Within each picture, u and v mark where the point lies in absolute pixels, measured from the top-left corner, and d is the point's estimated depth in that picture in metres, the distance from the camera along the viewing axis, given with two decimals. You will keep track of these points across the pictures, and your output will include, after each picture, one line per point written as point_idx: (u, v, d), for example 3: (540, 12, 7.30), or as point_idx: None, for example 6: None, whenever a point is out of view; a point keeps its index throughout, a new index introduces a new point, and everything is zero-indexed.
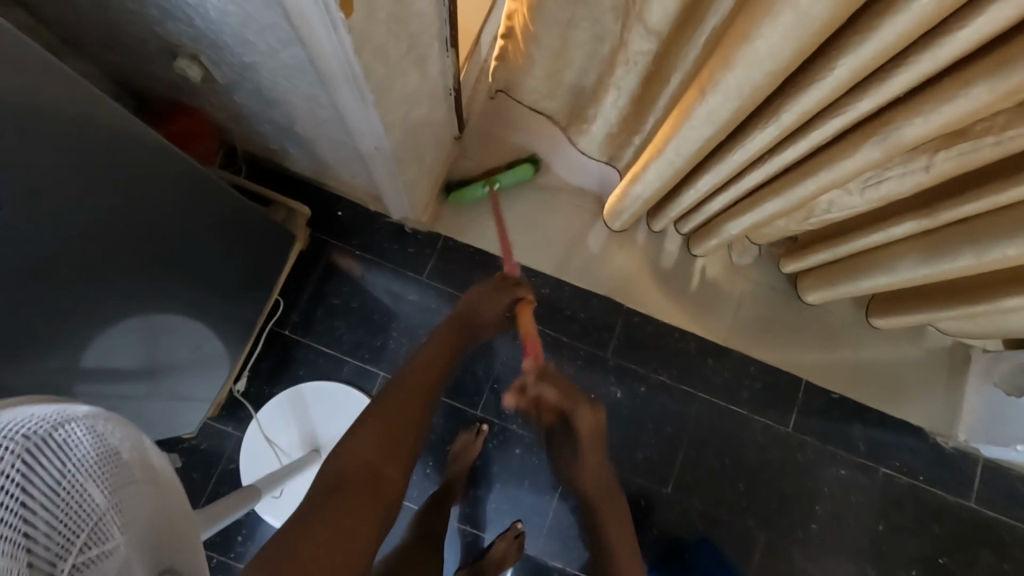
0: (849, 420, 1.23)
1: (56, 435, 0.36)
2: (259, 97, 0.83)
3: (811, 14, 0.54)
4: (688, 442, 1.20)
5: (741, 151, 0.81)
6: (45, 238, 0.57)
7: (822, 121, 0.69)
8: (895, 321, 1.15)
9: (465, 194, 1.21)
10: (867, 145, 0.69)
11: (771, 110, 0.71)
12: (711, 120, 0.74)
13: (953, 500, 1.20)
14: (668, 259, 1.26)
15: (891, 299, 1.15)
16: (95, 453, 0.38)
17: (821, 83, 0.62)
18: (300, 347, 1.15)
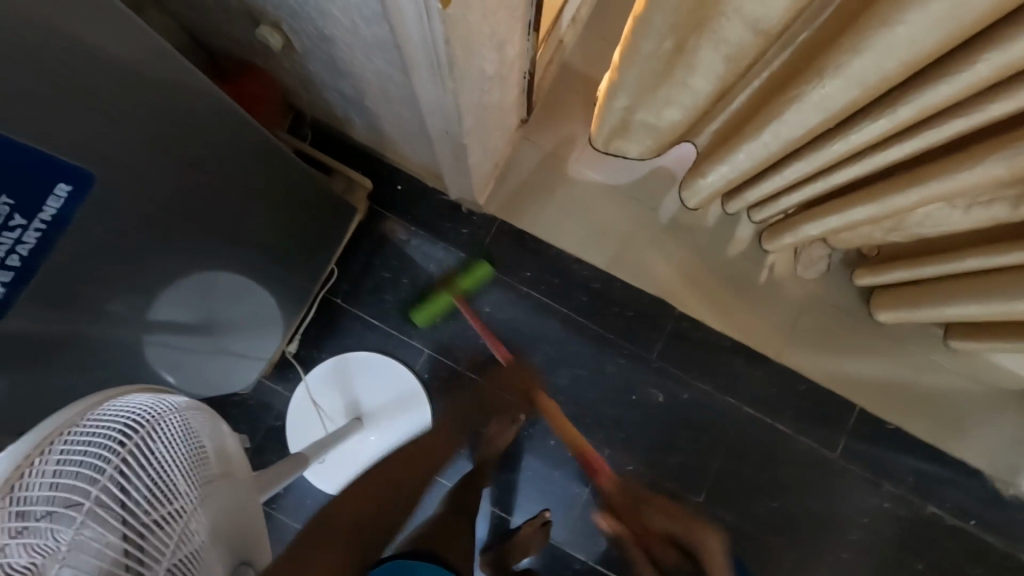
0: (900, 452, 1.17)
1: (156, 422, 0.42)
2: (335, 69, 0.83)
3: (968, 4, 0.48)
4: (725, 454, 1.17)
5: (842, 143, 0.75)
6: (133, 201, 0.58)
7: (946, 122, 0.63)
8: (975, 346, 1.08)
9: (432, 311, 1.15)
10: (993, 158, 0.63)
11: (888, 101, 0.65)
12: (823, 105, 0.69)
13: (1002, 548, 1.14)
14: (727, 265, 1.21)
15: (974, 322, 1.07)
16: (189, 441, 0.44)
17: (955, 77, 0.56)
18: (349, 316, 1.18)
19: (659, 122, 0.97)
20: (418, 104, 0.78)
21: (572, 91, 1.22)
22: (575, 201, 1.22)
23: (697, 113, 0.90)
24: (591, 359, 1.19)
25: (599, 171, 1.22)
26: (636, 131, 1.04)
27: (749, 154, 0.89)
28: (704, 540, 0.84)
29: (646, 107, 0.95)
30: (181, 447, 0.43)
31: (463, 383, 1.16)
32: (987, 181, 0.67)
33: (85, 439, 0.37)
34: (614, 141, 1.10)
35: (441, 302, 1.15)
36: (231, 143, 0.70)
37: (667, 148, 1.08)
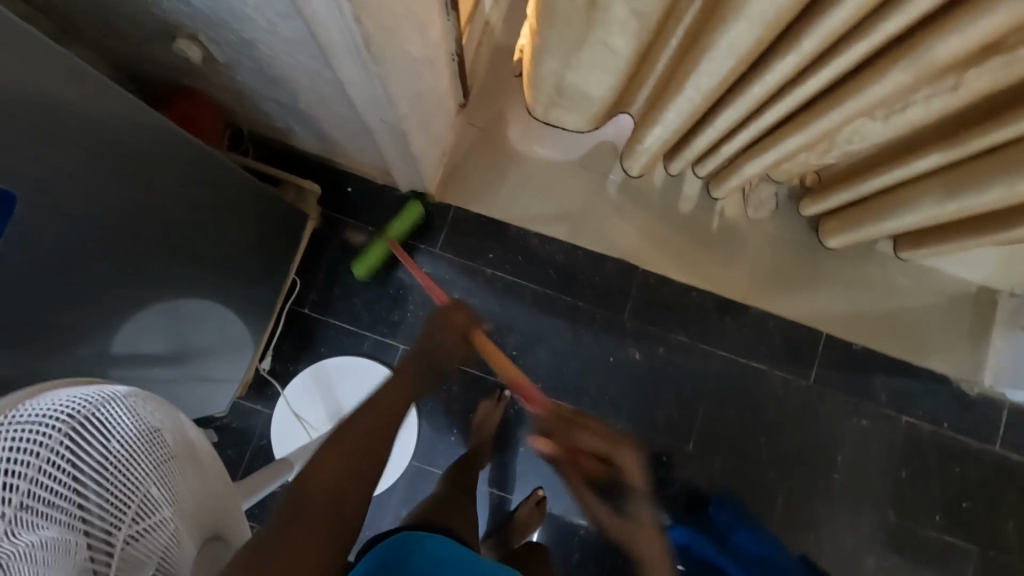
0: (871, 371, 1.22)
1: (100, 416, 0.39)
2: (261, 76, 0.83)
3: None
4: (708, 400, 1.20)
5: (760, 84, 0.78)
6: (70, 232, 0.57)
7: (848, 46, 0.67)
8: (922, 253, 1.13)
9: (370, 261, 1.13)
10: (898, 68, 0.67)
11: (793, 35, 0.68)
12: (733, 49, 0.72)
13: (977, 445, 1.20)
14: (682, 218, 1.25)
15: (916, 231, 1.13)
16: (133, 434, 0.42)
17: (845, 3, 0.59)
18: (320, 324, 1.17)
19: (591, 87, 1.00)
20: (349, 96, 0.78)
21: (507, 72, 1.23)
22: (526, 178, 1.23)
23: (623, 75, 0.93)
24: (565, 330, 1.20)
25: (546, 145, 1.23)
26: (572, 100, 1.06)
27: (678, 109, 0.91)
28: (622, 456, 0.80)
29: (577, 76, 0.97)
30: (132, 438, 0.41)
31: (444, 372, 1.17)
32: (897, 90, 0.71)
33: (26, 447, 0.34)
34: (552, 111, 1.14)
35: (379, 251, 1.13)
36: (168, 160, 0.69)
37: (605, 114, 1.11)
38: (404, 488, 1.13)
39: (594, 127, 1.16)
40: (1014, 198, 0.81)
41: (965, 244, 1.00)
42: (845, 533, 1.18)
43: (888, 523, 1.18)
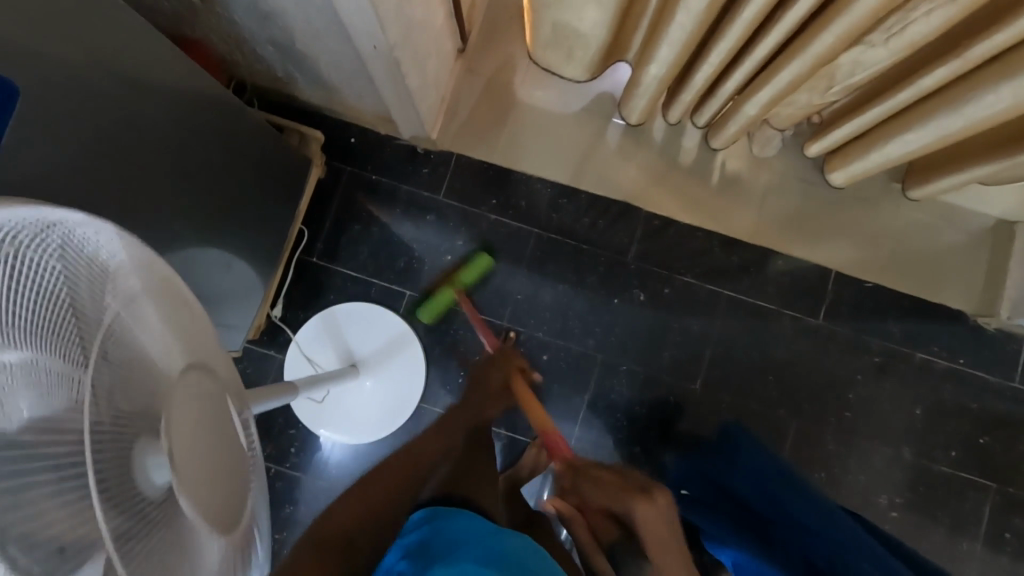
0: (884, 308, 1.20)
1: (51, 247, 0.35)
2: (257, 10, 0.84)
3: None
4: (715, 340, 1.20)
5: (751, 7, 0.77)
6: (77, 156, 0.60)
7: None
8: (931, 189, 1.11)
9: (436, 305, 1.15)
10: None
11: None
12: None
13: (995, 381, 1.18)
14: (686, 159, 1.23)
15: (926, 167, 1.11)
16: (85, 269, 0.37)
17: None
18: (328, 273, 1.20)
19: (583, 26, 0.99)
20: (341, 26, 0.79)
21: (504, 17, 1.23)
22: (527, 124, 1.23)
23: (616, 11, 0.91)
24: (568, 274, 1.21)
25: (546, 90, 1.23)
26: (568, 40, 1.06)
27: (672, 40, 0.90)
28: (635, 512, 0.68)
29: (569, 13, 0.96)
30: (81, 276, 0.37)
31: (450, 317, 1.19)
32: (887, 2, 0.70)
33: None
34: (550, 54, 1.13)
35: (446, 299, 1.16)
36: (167, 91, 0.71)
37: (601, 59, 1.10)
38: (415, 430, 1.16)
39: (590, 76, 1.17)
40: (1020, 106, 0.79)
41: (972, 174, 0.98)
42: (858, 470, 1.17)
43: (902, 460, 1.17)
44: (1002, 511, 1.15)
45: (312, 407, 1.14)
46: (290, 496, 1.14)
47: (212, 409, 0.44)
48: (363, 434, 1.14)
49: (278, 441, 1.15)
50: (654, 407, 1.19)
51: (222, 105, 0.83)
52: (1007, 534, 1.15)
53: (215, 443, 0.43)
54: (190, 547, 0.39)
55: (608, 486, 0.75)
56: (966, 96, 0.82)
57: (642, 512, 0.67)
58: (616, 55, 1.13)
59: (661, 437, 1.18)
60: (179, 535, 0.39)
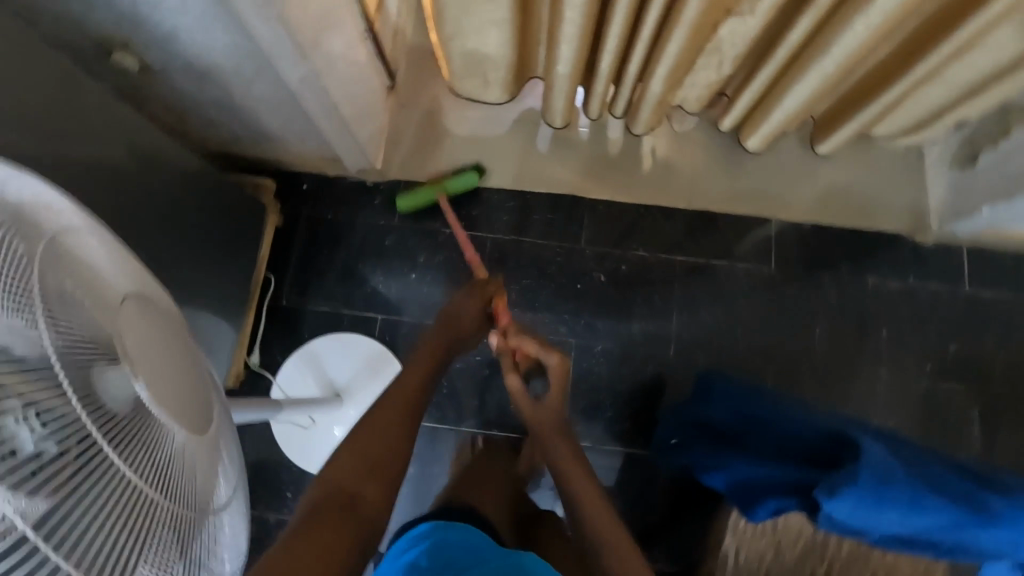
0: (827, 243, 1.27)
1: None
2: (191, 72, 0.92)
3: None
4: (679, 304, 1.25)
5: None
6: None
7: None
8: (835, 141, 1.21)
9: (415, 200, 1.24)
10: None
11: None
12: None
13: (946, 290, 1.24)
14: (615, 146, 1.33)
15: (826, 124, 1.21)
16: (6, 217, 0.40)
17: None
18: (299, 312, 1.23)
19: (489, 48, 1.09)
20: (269, 64, 0.86)
21: (424, 56, 1.34)
22: (463, 142, 1.32)
23: (513, 28, 1.01)
24: (529, 270, 1.26)
25: (475, 110, 1.33)
26: (481, 66, 1.16)
27: (569, 39, 1.00)
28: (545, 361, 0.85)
29: (474, 38, 1.06)
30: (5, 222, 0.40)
31: (424, 331, 1.22)
32: None
33: None
34: (467, 82, 1.24)
35: (427, 196, 1.24)
36: (112, 152, 0.77)
37: (515, 76, 1.20)
38: None
39: (508, 96, 1.28)
40: (876, 32, 0.89)
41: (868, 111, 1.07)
42: (843, 400, 1.20)
43: (881, 380, 1.20)
44: (987, 411, 1.18)
45: (302, 436, 1.15)
46: None
47: (162, 330, 0.47)
48: None
49: (274, 486, 1.14)
50: (636, 380, 1.21)
51: (168, 163, 0.89)
52: (1000, 433, 1.17)
53: (173, 359, 0.47)
54: (172, 450, 0.44)
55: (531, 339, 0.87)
56: (831, 38, 0.92)
57: (552, 357, 0.85)
58: (528, 68, 1.24)
59: (649, 406, 1.19)
60: (159, 442, 0.43)
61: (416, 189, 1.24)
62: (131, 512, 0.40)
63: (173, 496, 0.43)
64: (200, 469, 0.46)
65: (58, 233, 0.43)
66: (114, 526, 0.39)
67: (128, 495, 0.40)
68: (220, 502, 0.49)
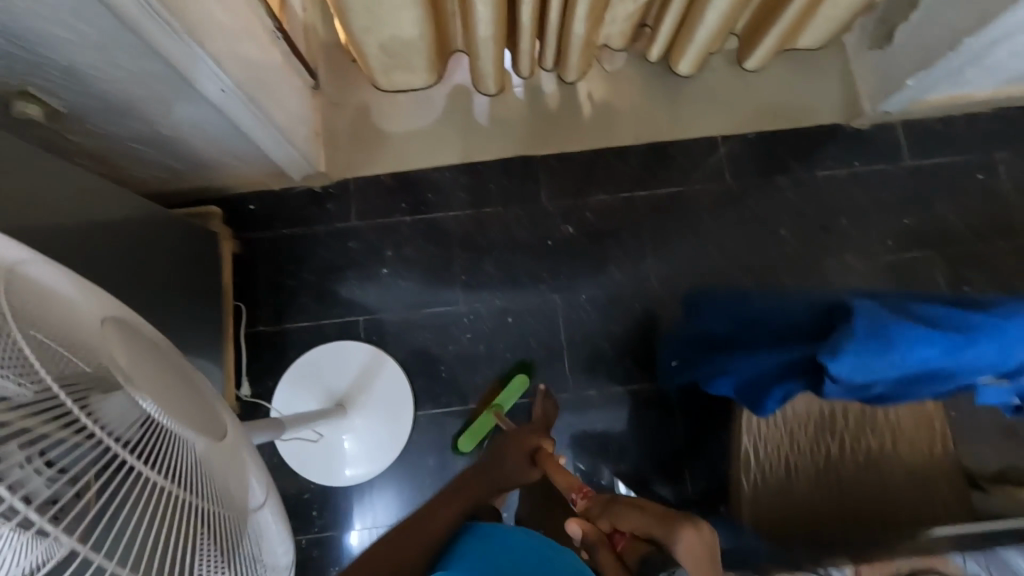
0: (773, 148, 1.31)
1: None
2: (104, 110, 0.87)
3: None
4: (650, 238, 1.27)
5: None
6: None
7: None
8: (761, 54, 1.24)
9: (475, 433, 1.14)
10: None
11: None
12: None
13: (890, 166, 1.29)
14: (552, 98, 1.32)
15: (750, 37, 1.24)
16: None
17: None
18: (280, 334, 1.20)
19: (407, 32, 1.05)
20: (184, 81, 0.81)
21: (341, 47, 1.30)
22: (402, 128, 1.29)
23: (424, 7, 0.98)
24: (498, 238, 1.26)
25: (407, 97, 1.30)
26: (401, 54, 1.12)
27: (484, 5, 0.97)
28: (677, 538, 0.66)
29: (388, 27, 1.03)
30: None
31: (410, 322, 1.21)
32: None
33: None
34: (395, 75, 1.20)
35: (484, 426, 1.14)
36: (49, 223, 0.72)
37: (437, 55, 1.17)
38: (421, 440, 1.16)
39: (435, 78, 1.25)
40: None
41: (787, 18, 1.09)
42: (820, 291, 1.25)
43: (851, 265, 1.26)
44: (951, 269, 1.25)
45: (312, 452, 1.14)
46: (332, 555, 1.12)
47: (144, 353, 0.44)
48: (376, 462, 1.14)
49: (299, 509, 1.14)
50: (625, 320, 1.23)
51: (108, 217, 0.84)
52: (966, 287, 1.24)
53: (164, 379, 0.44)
54: (192, 462, 0.42)
55: (642, 516, 0.72)
56: None
57: (684, 537, 0.65)
58: (448, 44, 1.21)
59: (643, 341, 1.22)
60: (181, 453, 0.42)
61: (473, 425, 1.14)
62: (167, 528, 0.40)
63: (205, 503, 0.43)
64: (226, 475, 0.45)
65: (9, 271, 0.39)
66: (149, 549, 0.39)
67: (161, 511, 0.40)
68: (256, 502, 0.48)
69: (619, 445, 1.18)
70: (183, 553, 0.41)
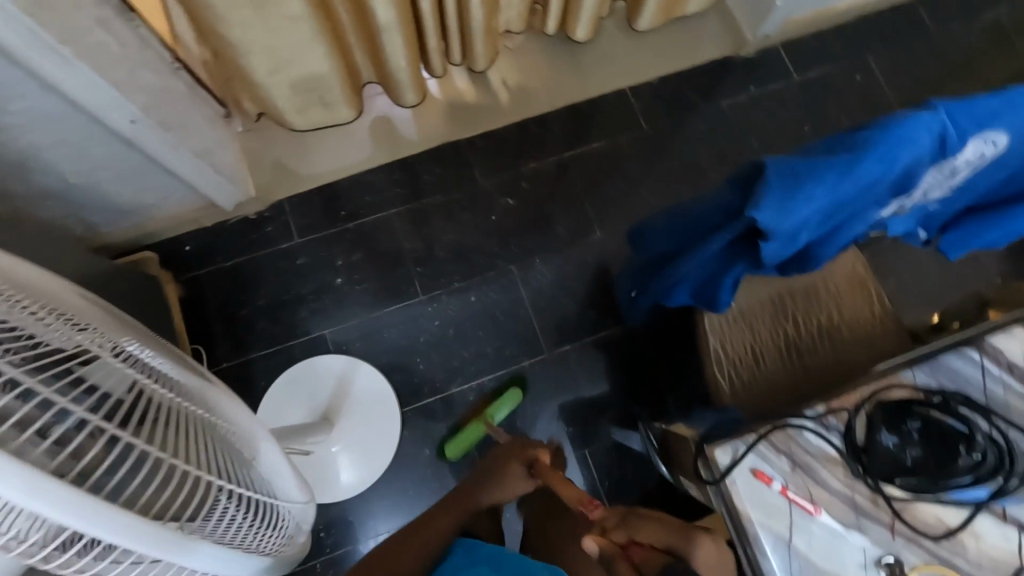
0: (676, 89, 1.40)
1: None
2: (8, 172, 0.83)
3: None
4: (586, 193, 1.32)
5: None
6: None
7: None
8: (650, 13, 1.31)
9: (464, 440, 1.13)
10: None
11: None
12: None
13: (781, 83, 1.41)
14: (465, 84, 1.36)
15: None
16: None
17: None
18: (246, 365, 1.18)
19: (318, 68, 1.05)
20: (85, 113, 0.80)
21: None
22: (324, 140, 1.29)
23: (326, 37, 0.98)
24: (444, 225, 1.28)
25: (326, 130, 1.29)
26: (314, 90, 1.12)
27: (384, 9, 0.95)
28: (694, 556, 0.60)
29: (294, 63, 1.02)
30: None
31: (378, 323, 1.21)
32: None
33: None
34: (314, 113, 1.20)
35: (472, 434, 1.13)
36: None
37: (351, 86, 1.17)
38: (412, 434, 1.17)
39: (357, 111, 1.25)
40: None
41: None
42: None
43: None
44: None
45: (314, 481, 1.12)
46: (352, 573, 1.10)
47: (128, 333, 0.44)
48: (372, 465, 1.13)
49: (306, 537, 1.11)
50: (581, 274, 1.28)
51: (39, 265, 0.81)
52: None
53: (152, 353, 0.44)
54: (202, 413, 0.45)
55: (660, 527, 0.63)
56: None
57: (699, 549, 0.60)
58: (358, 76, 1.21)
59: (603, 289, 1.27)
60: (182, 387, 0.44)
61: (464, 434, 1.12)
62: (218, 453, 0.43)
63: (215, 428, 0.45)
64: (231, 419, 0.48)
65: None
66: (215, 470, 0.41)
67: (203, 439, 0.43)
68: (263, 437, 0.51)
69: (602, 389, 1.22)
70: (235, 467, 0.45)
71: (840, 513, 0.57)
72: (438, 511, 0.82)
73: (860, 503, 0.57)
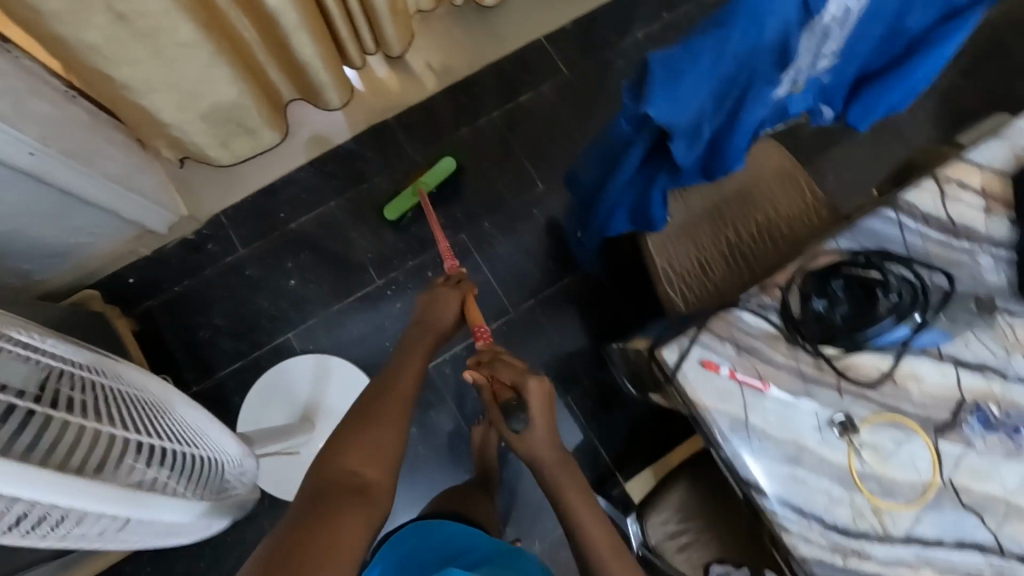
0: (592, 31, 1.39)
1: None
2: None
3: None
4: (522, 149, 1.32)
5: None
6: None
7: None
8: None
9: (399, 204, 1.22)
10: None
11: None
12: None
13: (692, 5, 1.42)
14: (381, 65, 1.34)
15: None
16: None
17: None
18: (217, 384, 1.17)
19: (231, 92, 1.02)
20: None
21: None
22: None
23: (228, 56, 0.96)
24: (387, 208, 1.27)
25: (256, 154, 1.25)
26: (229, 119, 1.09)
27: None
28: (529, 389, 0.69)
29: (203, 90, 0.99)
30: None
31: (340, 318, 1.21)
32: None
33: None
34: (240, 144, 1.15)
35: (409, 194, 1.21)
36: None
37: (269, 105, 1.12)
38: None
39: (282, 130, 1.19)
40: None
41: None
42: None
43: None
44: None
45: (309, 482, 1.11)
46: None
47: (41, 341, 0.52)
48: None
49: None
50: (532, 228, 1.28)
51: None
52: None
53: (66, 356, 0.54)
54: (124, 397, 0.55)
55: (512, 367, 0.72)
56: None
57: (530, 386, 0.69)
58: (275, 95, 1.17)
59: (556, 239, 1.28)
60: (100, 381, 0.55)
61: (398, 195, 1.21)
62: (151, 425, 0.55)
63: (139, 402, 0.57)
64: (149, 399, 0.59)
65: None
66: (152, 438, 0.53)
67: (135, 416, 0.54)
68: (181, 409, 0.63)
69: (573, 335, 1.24)
70: (167, 434, 0.56)
71: (787, 384, 0.59)
72: (403, 357, 0.78)
73: (806, 371, 0.60)
